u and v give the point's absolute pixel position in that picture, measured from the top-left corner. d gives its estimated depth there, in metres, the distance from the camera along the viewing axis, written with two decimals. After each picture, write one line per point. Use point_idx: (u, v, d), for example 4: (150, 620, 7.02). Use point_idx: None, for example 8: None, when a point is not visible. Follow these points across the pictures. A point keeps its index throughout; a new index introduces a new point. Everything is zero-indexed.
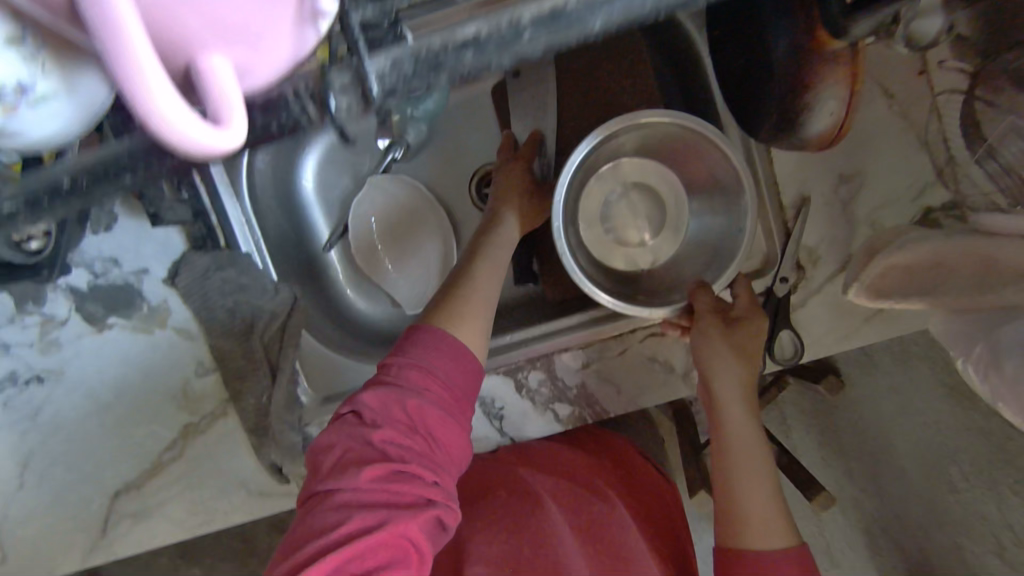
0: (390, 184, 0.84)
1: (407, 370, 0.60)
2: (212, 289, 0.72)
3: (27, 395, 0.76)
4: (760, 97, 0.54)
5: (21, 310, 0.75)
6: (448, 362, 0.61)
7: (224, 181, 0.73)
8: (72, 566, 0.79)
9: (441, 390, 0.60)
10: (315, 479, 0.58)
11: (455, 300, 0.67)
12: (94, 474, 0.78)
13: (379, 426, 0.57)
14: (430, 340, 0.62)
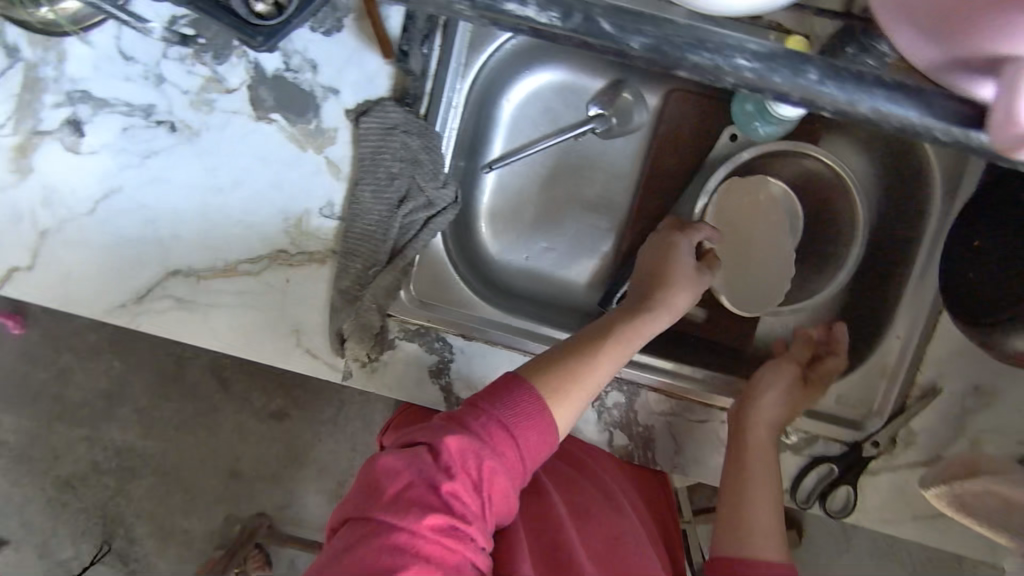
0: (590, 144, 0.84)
1: (491, 423, 0.57)
2: (387, 152, 0.70)
3: (150, 134, 0.73)
4: (1007, 287, 0.57)
5: (198, 55, 0.71)
6: (532, 433, 0.58)
7: (461, 59, 0.74)
8: (89, 311, 0.75)
9: (514, 462, 0.56)
10: (364, 504, 0.52)
11: (558, 360, 0.63)
12: (163, 243, 0.74)
13: (448, 472, 0.53)
14: (521, 399, 0.59)
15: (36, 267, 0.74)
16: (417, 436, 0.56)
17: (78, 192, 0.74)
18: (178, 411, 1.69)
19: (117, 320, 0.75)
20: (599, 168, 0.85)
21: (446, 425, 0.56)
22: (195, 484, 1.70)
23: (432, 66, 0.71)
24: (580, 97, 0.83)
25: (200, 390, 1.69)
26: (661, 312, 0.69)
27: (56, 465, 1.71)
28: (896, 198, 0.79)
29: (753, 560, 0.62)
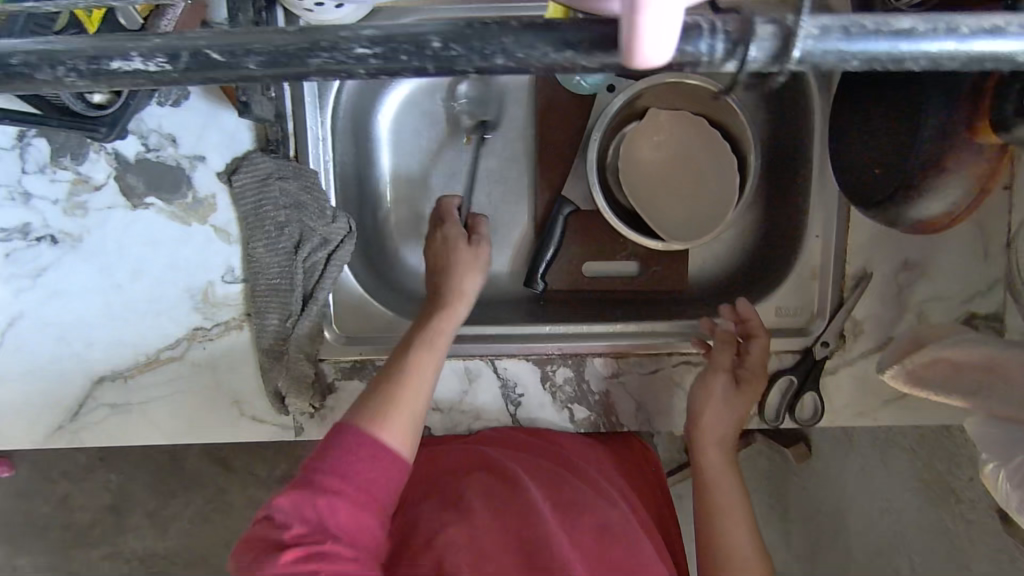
0: (475, 133, 0.83)
1: (374, 431, 0.59)
2: (268, 212, 0.70)
3: (34, 253, 0.72)
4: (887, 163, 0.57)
5: (56, 162, 0.70)
6: (409, 440, 0.60)
7: (314, 92, 0.73)
8: (30, 443, 0.74)
9: (354, 489, 0.56)
10: (267, 527, 0.54)
11: (392, 368, 0.65)
12: (82, 354, 0.73)
13: (338, 481, 0.55)
14: (399, 414, 0.61)
15: None
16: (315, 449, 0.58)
17: None
18: (187, 505, 1.68)
19: (59, 442, 0.74)
20: (489, 156, 0.84)
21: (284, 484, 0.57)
22: (225, 569, 1.69)
23: (287, 106, 0.70)
24: (451, 92, 0.83)
25: (202, 477, 1.68)
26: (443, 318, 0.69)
27: None
28: (784, 101, 0.79)
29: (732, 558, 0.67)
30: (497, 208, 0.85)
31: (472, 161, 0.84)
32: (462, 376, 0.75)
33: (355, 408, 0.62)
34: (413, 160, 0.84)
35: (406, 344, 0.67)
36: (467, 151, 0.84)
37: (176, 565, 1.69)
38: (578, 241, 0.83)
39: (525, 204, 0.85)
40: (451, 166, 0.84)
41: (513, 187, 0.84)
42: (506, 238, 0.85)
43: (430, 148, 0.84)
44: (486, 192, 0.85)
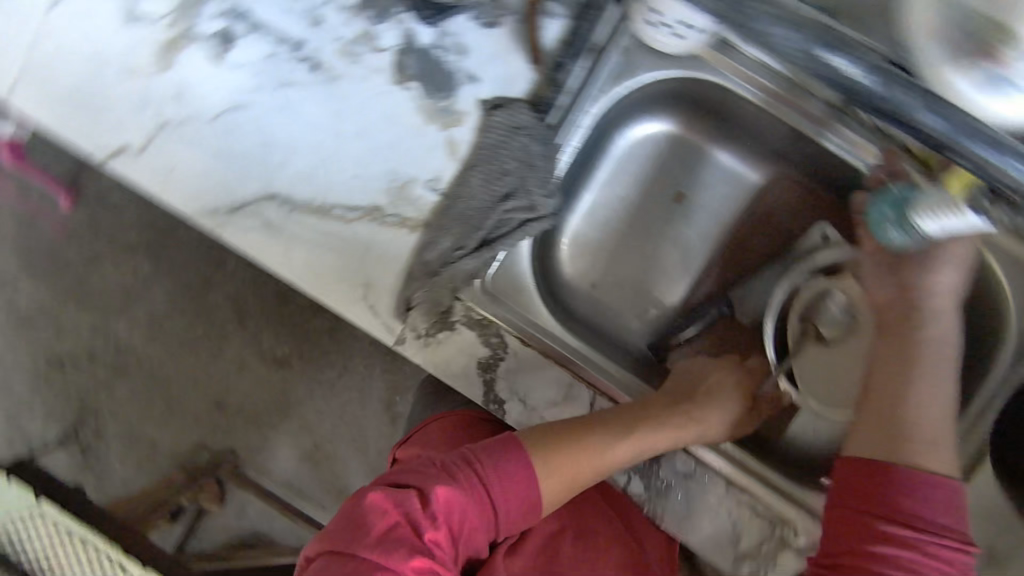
0: (691, 196, 0.88)
1: (474, 478, 0.63)
2: (502, 155, 0.73)
3: (291, 67, 0.76)
4: None
5: (358, 11, 0.75)
6: (510, 501, 0.64)
7: (603, 86, 0.76)
8: (178, 209, 0.78)
9: (399, 524, 0.57)
10: (349, 542, 0.56)
11: (579, 443, 0.67)
12: (271, 167, 0.77)
13: (427, 522, 0.58)
14: (508, 468, 0.64)
15: (147, 150, 0.77)
16: (405, 480, 0.61)
17: (207, 97, 0.76)
18: (185, 329, 1.74)
19: (203, 225, 0.78)
20: (687, 223, 0.88)
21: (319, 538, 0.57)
22: (180, 403, 1.75)
23: (574, 82, 0.74)
24: (693, 151, 0.88)
25: (216, 314, 1.73)
26: (700, 422, 0.72)
27: (59, 344, 1.75)
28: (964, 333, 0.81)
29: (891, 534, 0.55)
30: (668, 267, 0.89)
31: (671, 217, 0.89)
32: (563, 389, 0.76)
33: (456, 456, 0.64)
34: (624, 184, 0.89)
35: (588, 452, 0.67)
36: (675, 206, 0.88)
37: (143, 369, 1.75)
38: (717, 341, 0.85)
39: (688, 279, 0.88)
40: (652, 209, 0.89)
41: (689, 260, 0.89)
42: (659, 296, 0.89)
43: (644, 188, 0.89)
44: (668, 249, 0.89)
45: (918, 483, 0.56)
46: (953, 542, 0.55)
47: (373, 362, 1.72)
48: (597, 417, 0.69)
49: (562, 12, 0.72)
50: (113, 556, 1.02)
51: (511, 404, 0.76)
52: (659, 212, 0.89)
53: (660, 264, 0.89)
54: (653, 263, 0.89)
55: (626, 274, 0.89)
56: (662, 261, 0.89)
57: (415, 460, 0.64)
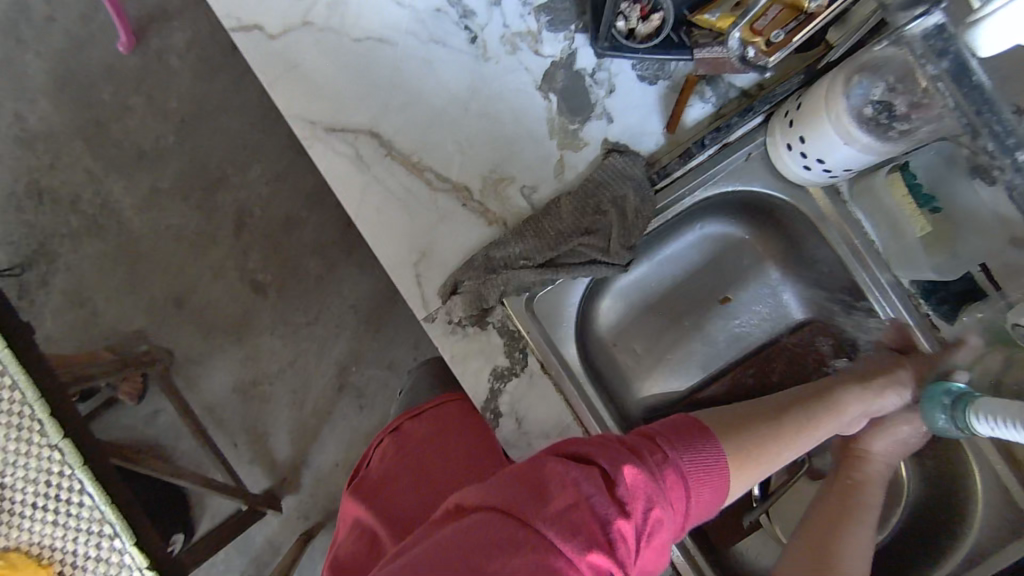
0: (736, 305, 0.91)
1: (668, 467, 0.53)
2: (602, 195, 0.76)
3: (451, 30, 0.78)
4: None
5: (538, 11, 0.77)
6: (704, 488, 0.55)
7: (715, 178, 0.79)
8: (283, 106, 0.78)
9: (570, 481, 0.49)
10: (523, 504, 0.47)
11: (739, 428, 0.63)
12: (385, 109, 0.78)
13: (611, 508, 0.48)
14: (696, 450, 0.56)
15: (278, 41, 0.78)
16: (593, 455, 0.52)
17: (360, 20, 0.78)
18: (183, 215, 1.68)
19: (298, 129, 0.78)
20: (720, 327, 0.91)
21: (474, 490, 0.50)
22: (142, 281, 1.68)
23: (692, 163, 0.77)
24: (756, 268, 0.90)
25: (217, 215, 1.69)
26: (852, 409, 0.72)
27: (48, 174, 1.67)
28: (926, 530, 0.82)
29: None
30: (685, 358, 0.91)
31: (708, 314, 0.91)
32: (559, 426, 0.77)
33: (637, 432, 0.57)
34: (684, 268, 0.91)
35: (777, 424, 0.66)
36: (718, 308, 0.91)
37: (120, 236, 1.68)
38: None
39: (697, 375, 0.91)
40: (697, 300, 0.91)
41: (708, 360, 0.91)
42: (665, 381, 0.91)
43: (695, 278, 0.91)
44: (694, 341, 0.91)
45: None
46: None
47: (344, 325, 1.68)
48: (759, 413, 0.67)
49: (713, 102, 0.77)
50: (35, 413, 0.91)
51: (505, 419, 0.77)
52: (701, 306, 0.91)
53: (682, 352, 0.91)
54: (675, 348, 0.91)
55: (647, 347, 0.91)
56: (684, 351, 0.91)
57: (589, 437, 0.55)
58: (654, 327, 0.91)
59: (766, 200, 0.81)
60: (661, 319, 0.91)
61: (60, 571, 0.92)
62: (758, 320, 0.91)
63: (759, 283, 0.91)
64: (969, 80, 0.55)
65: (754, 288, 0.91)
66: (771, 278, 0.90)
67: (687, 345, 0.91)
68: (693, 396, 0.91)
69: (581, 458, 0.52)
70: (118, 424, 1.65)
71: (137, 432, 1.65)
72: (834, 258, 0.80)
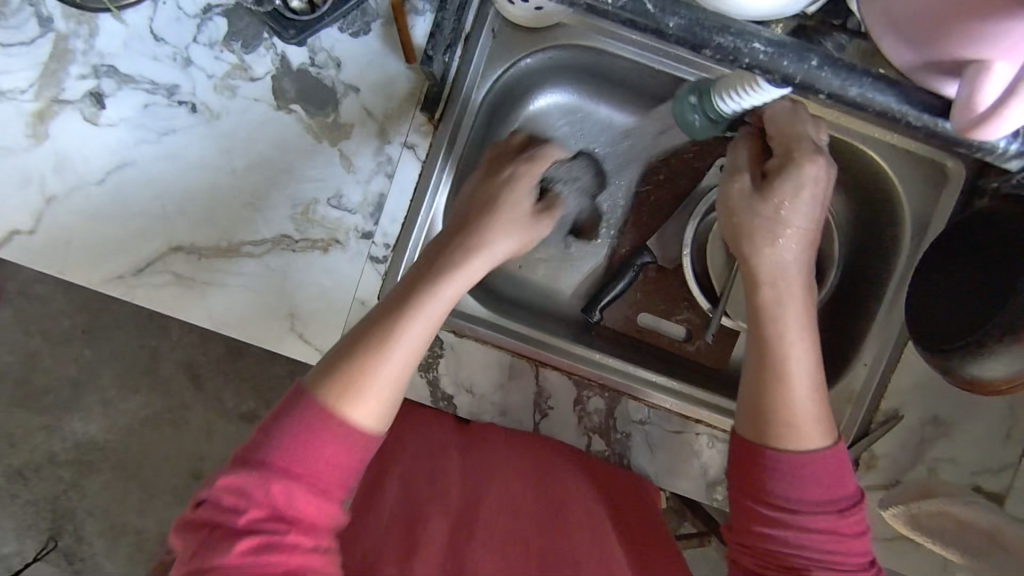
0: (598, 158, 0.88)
1: (265, 488, 0.52)
2: (394, 155, 0.75)
3: (170, 113, 0.75)
4: (975, 307, 0.62)
5: (227, 43, 0.74)
6: (319, 449, 0.54)
7: (480, 70, 0.77)
8: (86, 281, 0.77)
9: (252, 447, 0.54)
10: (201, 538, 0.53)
11: (386, 321, 0.59)
12: (169, 220, 0.76)
13: (274, 484, 0.53)
14: (304, 415, 0.55)
15: (38, 231, 0.76)
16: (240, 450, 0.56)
17: (92, 163, 0.76)
18: (144, 405, 1.69)
19: (113, 290, 0.77)
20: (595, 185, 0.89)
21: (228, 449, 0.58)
22: (155, 480, 1.70)
23: (451, 74, 0.75)
24: (590, 116, 0.88)
25: (170, 386, 1.69)
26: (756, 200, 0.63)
27: (14, 453, 1.68)
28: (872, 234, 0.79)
29: (792, 455, 0.60)
30: (584, 233, 0.88)
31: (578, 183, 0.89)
32: (505, 370, 0.77)
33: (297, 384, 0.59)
34: None
35: (467, 224, 0.66)
36: None
37: (109, 459, 1.70)
38: (648, 289, 0.87)
39: (605, 239, 0.89)
40: None
41: (606, 219, 0.89)
42: (583, 264, 0.88)
43: None
44: (584, 214, 0.88)
45: (800, 463, 0.60)
46: (834, 508, 0.59)
47: None
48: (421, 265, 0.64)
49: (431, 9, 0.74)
50: None
51: (459, 397, 0.77)
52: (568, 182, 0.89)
53: (579, 230, 0.88)
54: (571, 231, 0.88)
55: (547, 248, 0.88)
56: (581, 228, 0.88)
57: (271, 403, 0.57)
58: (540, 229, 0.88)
59: (541, 56, 0.80)
60: None
61: None
62: (623, 157, 0.88)
63: (603, 125, 0.88)
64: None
65: (601, 133, 0.88)
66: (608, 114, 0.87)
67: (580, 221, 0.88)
68: (614, 258, 0.88)
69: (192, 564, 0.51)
70: None
71: None
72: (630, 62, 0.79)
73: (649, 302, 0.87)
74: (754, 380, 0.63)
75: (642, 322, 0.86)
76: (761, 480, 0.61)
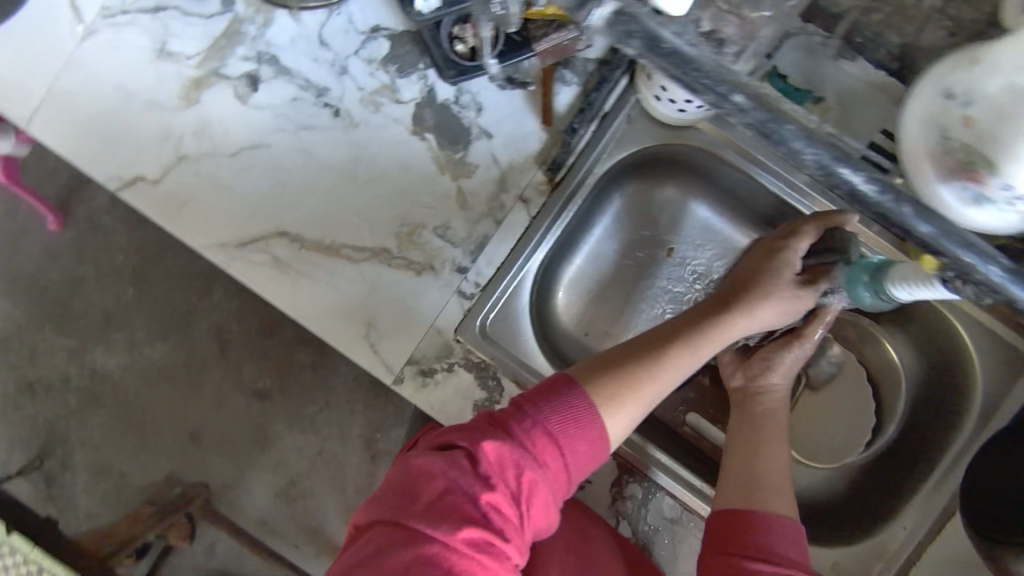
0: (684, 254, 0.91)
1: (536, 429, 0.50)
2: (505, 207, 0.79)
3: (313, 111, 0.80)
4: None
5: (383, 64, 0.79)
6: (578, 440, 0.52)
7: (605, 149, 0.80)
8: (189, 240, 0.80)
9: (486, 430, 0.50)
10: (397, 509, 0.46)
11: (645, 368, 0.63)
12: (283, 206, 0.80)
13: (520, 467, 0.48)
14: (569, 397, 0.54)
15: (161, 182, 0.80)
16: (456, 437, 0.50)
17: (228, 136, 0.80)
18: (166, 355, 1.72)
19: (212, 255, 0.80)
20: (676, 279, 0.91)
21: (434, 436, 0.51)
22: (153, 430, 1.71)
23: (579, 146, 0.78)
24: (689, 215, 0.90)
25: (198, 344, 1.72)
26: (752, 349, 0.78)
27: (30, 366, 1.71)
28: (936, 407, 0.80)
29: (765, 512, 0.62)
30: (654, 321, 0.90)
31: (661, 272, 0.91)
32: None
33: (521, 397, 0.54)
34: (620, 236, 0.91)
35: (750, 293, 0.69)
36: (669, 264, 0.91)
37: (117, 397, 1.71)
38: (703, 391, 0.89)
39: None
40: (645, 264, 0.91)
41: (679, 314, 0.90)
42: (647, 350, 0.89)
43: (635, 245, 0.91)
44: (658, 303, 0.90)
45: (773, 525, 0.61)
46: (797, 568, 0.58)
47: (354, 400, 1.70)
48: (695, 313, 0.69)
49: (576, 82, 0.78)
50: None
51: None
52: (651, 268, 0.91)
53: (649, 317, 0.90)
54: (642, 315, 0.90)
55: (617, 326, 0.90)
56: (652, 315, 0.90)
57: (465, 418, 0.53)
58: (614, 305, 0.90)
59: (663, 150, 0.82)
60: (619, 294, 0.90)
61: None
62: (711, 260, 0.90)
63: (699, 225, 0.90)
64: (662, 47, 0.44)
65: (695, 233, 0.91)
66: (708, 216, 0.90)
67: (653, 308, 0.90)
68: None
69: (451, 443, 0.49)
70: (183, 568, 1.67)
71: (202, 570, 1.67)
72: (745, 176, 0.81)
73: (699, 403, 0.89)
74: (738, 455, 0.69)
75: (691, 419, 0.88)
76: (738, 537, 0.61)
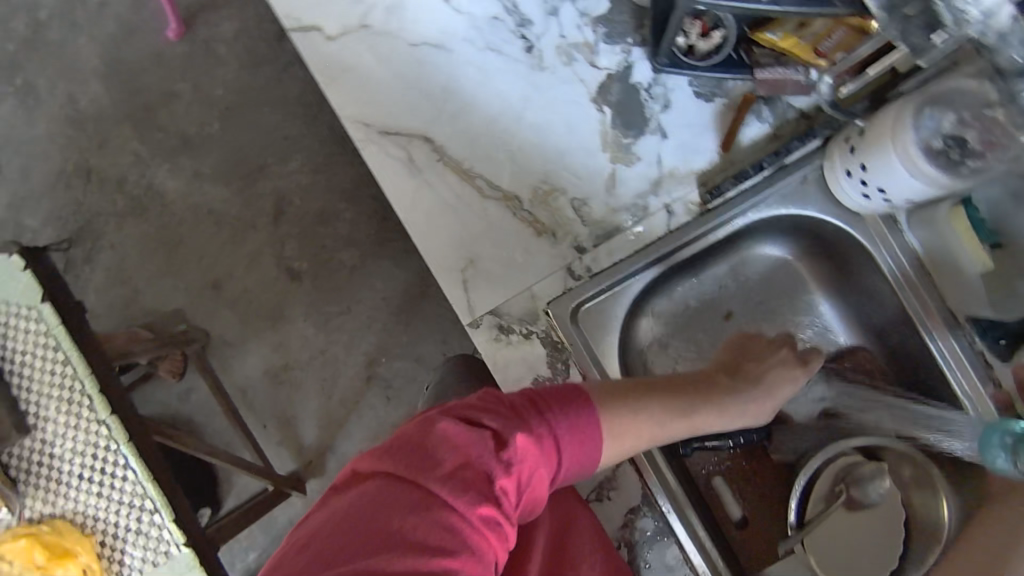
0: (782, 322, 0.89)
1: (547, 435, 0.59)
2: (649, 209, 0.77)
3: (507, 38, 0.78)
4: None
5: (595, 24, 0.77)
6: (581, 449, 0.62)
7: (766, 198, 0.78)
8: (338, 106, 0.79)
9: (510, 417, 0.59)
10: (421, 471, 0.53)
11: (651, 393, 0.70)
12: (439, 113, 0.78)
13: (533, 466, 0.57)
14: (577, 413, 0.62)
15: (336, 41, 0.79)
16: (481, 418, 0.58)
17: (418, 25, 0.78)
18: (223, 199, 1.71)
19: (352, 130, 0.79)
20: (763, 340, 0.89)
21: (454, 414, 0.58)
22: (181, 262, 1.71)
23: (744, 183, 0.76)
24: (803, 292, 0.89)
25: (256, 202, 1.71)
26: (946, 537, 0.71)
27: (95, 152, 1.70)
28: None
29: None
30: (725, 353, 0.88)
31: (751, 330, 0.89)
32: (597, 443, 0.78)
33: (525, 393, 0.62)
34: (730, 283, 0.89)
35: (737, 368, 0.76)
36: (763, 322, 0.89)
37: (161, 216, 1.71)
38: (742, 464, 0.87)
39: None
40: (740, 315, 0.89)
41: None
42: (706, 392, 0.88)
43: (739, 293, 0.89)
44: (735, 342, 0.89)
45: None
46: None
47: (376, 318, 1.70)
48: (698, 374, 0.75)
49: (770, 122, 0.77)
50: (88, 388, 0.91)
51: None
52: (743, 319, 0.89)
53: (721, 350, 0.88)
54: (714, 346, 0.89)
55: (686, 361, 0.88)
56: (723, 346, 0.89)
57: (480, 396, 0.61)
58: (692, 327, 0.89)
59: (817, 223, 0.80)
60: (703, 335, 0.89)
61: (101, 542, 0.92)
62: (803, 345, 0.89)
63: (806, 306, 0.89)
64: None
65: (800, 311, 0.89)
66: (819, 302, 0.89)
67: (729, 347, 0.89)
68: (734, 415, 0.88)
69: (468, 417, 0.58)
70: (153, 401, 1.68)
71: (170, 409, 1.68)
72: (882, 281, 0.79)
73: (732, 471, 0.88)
74: None
75: (720, 483, 0.86)
76: None
